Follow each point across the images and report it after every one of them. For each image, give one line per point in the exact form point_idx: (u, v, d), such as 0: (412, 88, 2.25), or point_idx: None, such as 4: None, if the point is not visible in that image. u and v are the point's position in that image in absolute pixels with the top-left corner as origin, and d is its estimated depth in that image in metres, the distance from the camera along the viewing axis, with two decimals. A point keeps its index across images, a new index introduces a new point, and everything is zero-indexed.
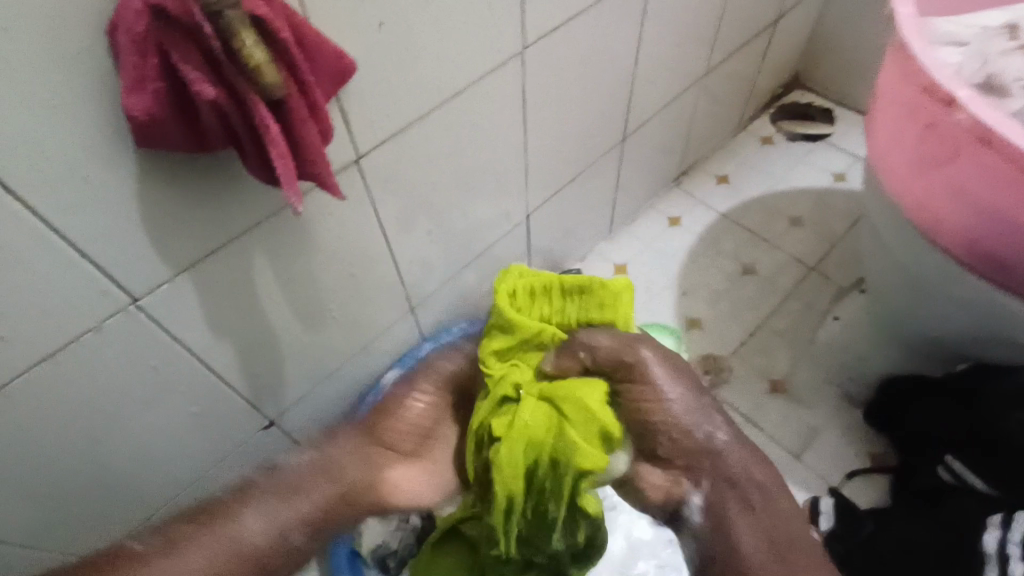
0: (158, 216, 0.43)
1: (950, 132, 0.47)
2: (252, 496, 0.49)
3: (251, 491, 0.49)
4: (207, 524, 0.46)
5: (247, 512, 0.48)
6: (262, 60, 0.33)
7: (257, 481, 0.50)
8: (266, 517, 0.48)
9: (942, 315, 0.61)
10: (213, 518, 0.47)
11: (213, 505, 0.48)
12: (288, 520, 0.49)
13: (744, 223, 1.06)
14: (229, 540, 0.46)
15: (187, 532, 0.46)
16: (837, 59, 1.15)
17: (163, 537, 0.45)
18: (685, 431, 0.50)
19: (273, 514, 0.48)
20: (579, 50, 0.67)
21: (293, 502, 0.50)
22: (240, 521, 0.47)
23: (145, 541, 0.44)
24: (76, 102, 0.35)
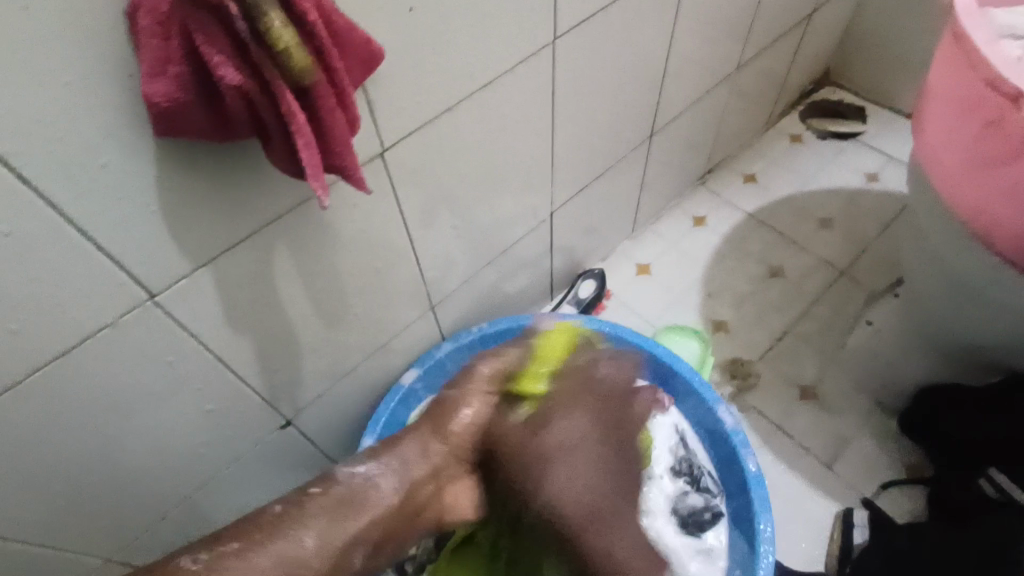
0: (176, 206, 0.41)
1: (1015, 129, 0.44)
2: (312, 517, 0.52)
3: (309, 511, 0.53)
4: (266, 543, 0.49)
5: (308, 534, 0.51)
6: (290, 42, 0.32)
7: (313, 496, 0.54)
8: (326, 541, 0.52)
9: (993, 323, 0.58)
10: (271, 541, 0.49)
11: (266, 521, 0.51)
12: (354, 546, 0.54)
13: (771, 224, 1.03)
14: (291, 558, 0.49)
15: (245, 548, 0.48)
16: (871, 54, 1.11)
17: (218, 550, 0.47)
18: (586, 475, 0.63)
19: (335, 542, 0.52)
20: (612, 41, 0.65)
21: (346, 521, 0.54)
22: (298, 542, 0.50)
23: (197, 558, 0.46)
24: (94, 85, 0.33)
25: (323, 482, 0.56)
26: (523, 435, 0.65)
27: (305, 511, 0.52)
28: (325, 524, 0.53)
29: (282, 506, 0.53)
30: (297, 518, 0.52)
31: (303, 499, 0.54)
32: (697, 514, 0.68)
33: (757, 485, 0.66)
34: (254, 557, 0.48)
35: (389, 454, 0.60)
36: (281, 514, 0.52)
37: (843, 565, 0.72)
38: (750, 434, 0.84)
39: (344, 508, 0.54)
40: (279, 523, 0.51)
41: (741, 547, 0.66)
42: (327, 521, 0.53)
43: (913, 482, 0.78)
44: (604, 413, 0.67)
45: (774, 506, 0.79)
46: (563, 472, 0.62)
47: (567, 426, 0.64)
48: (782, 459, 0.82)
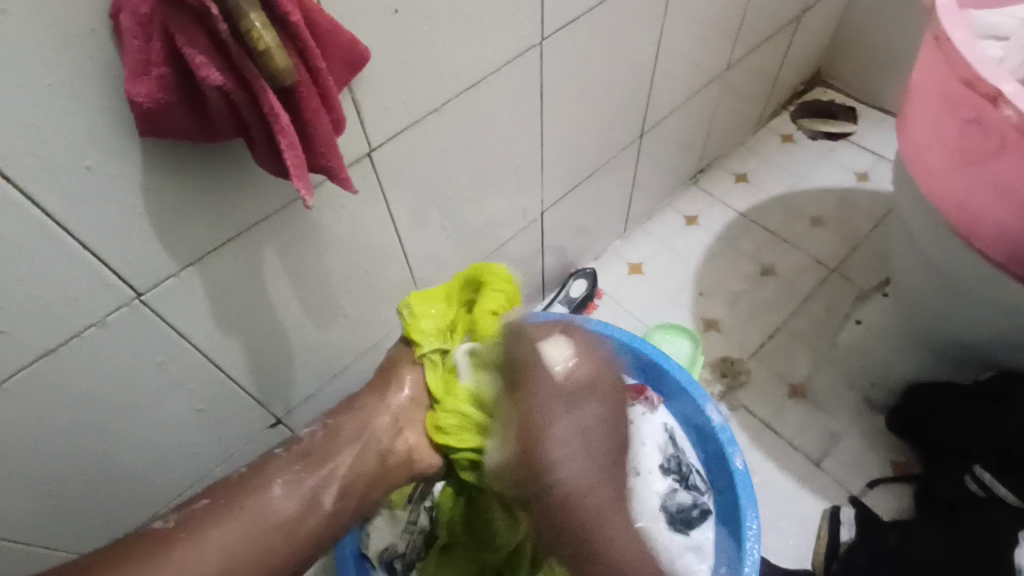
0: (164, 206, 0.41)
1: (996, 129, 0.45)
2: (278, 469, 0.52)
3: (274, 472, 0.51)
4: (235, 503, 0.49)
5: (276, 484, 0.50)
6: (271, 42, 0.31)
7: (278, 457, 0.53)
8: (290, 493, 0.50)
9: (980, 322, 0.58)
10: (240, 498, 0.49)
11: (231, 483, 0.51)
12: (319, 486, 0.51)
13: (763, 224, 1.04)
14: (254, 515, 0.48)
15: (215, 505, 0.49)
16: (862, 54, 1.12)
17: (187, 509, 0.49)
18: (579, 447, 0.49)
19: (302, 486, 0.51)
20: (600, 41, 0.65)
21: (307, 470, 0.52)
22: (264, 492, 0.50)
23: (168, 519, 0.48)
24: (75, 84, 0.33)
25: (287, 444, 0.54)
26: (550, 476, 0.49)
27: (274, 466, 0.52)
28: (292, 475, 0.51)
29: (249, 469, 0.52)
30: (261, 477, 0.51)
31: (269, 461, 0.53)
32: (685, 512, 0.69)
33: (743, 481, 0.66)
34: (225, 513, 0.48)
35: (350, 415, 0.56)
36: (250, 476, 0.51)
37: (830, 562, 0.72)
38: (740, 432, 0.85)
39: (310, 457, 0.52)
40: (248, 479, 0.51)
41: (729, 545, 0.66)
42: (292, 474, 0.51)
43: (902, 479, 0.79)
44: (610, 402, 0.52)
45: (765, 503, 0.80)
46: (607, 493, 0.50)
47: (589, 448, 0.50)
48: (773, 457, 0.82)
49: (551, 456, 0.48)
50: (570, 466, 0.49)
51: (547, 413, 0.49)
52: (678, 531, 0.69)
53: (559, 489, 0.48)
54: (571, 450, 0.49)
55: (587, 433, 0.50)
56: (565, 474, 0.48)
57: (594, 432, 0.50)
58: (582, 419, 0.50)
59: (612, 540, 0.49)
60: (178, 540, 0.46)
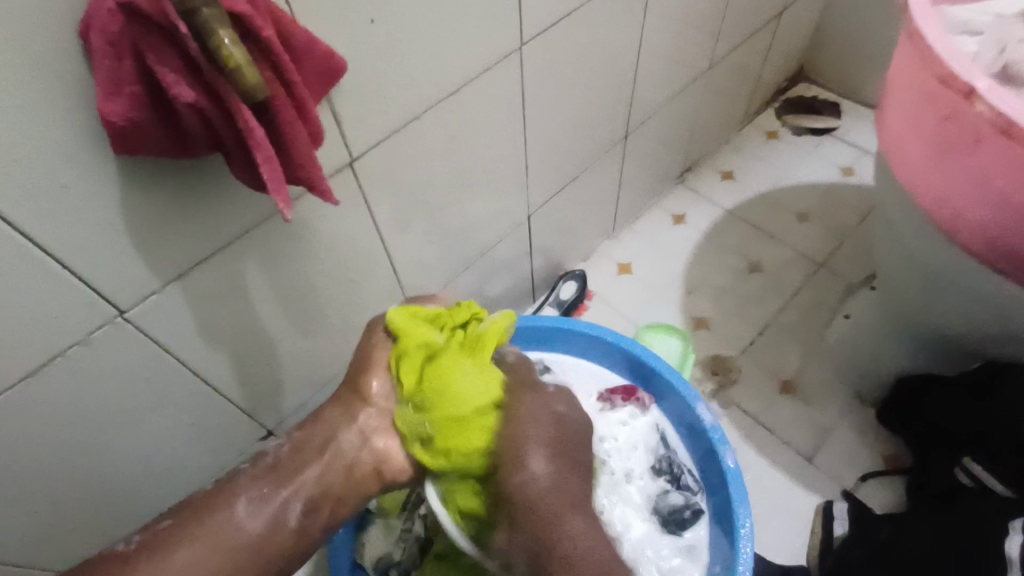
0: (142, 224, 0.41)
1: (970, 123, 0.45)
2: (241, 488, 0.47)
3: (240, 484, 0.47)
4: (197, 520, 0.45)
5: (239, 504, 0.46)
6: (241, 59, 0.31)
7: (243, 469, 0.49)
8: (257, 506, 0.46)
9: (959, 313, 0.59)
10: (203, 516, 0.45)
11: (198, 499, 0.47)
12: (289, 501, 0.47)
13: (750, 220, 1.04)
14: (221, 534, 0.44)
15: (166, 535, 0.44)
16: (843, 50, 1.13)
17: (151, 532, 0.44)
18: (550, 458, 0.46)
19: (266, 503, 0.46)
20: (580, 44, 0.65)
21: (273, 479, 0.48)
22: (225, 512, 0.45)
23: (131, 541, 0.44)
24: (46, 105, 0.33)
25: (255, 457, 0.50)
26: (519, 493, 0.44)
27: (238, 481, 0.48)
28: (255, 493, 0.47)
29: (214, 485, 0.48)
30: (227, 491, 0.47)
31: (233, 476, 0.48)
32: (678, 513, 0.69)
33: (736, 481, 0.66)
34: (181, 542, 0.44)
35: (319, 427, 0.51)
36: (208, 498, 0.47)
37: (824, 559, 0.72)
38: (732, 430, 0.85)
39: (275, 472, 0.48)
40: (210, 498, 0.46)
41: (721, 544, 0.66)
42: (255, 488, 0.47)
43: (890, 472, 0.79)
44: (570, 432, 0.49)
45: (758, 502, 0.80)
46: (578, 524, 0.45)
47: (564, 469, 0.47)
48: (765, 454, 0.83)
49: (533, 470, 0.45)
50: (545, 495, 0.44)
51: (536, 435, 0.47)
52: (666, 533, 0.69)
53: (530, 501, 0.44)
54: (547, 465, 0.46)
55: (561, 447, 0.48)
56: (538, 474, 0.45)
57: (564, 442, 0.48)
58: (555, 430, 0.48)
59: (571, 550, 0.44)
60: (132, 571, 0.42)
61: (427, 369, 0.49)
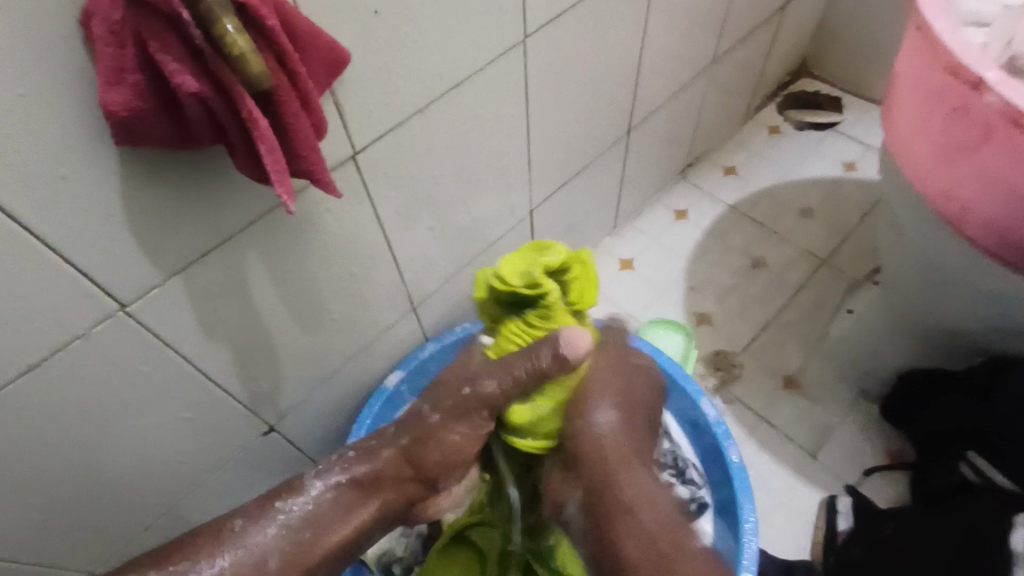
0: (142, 216, 0.41)
1: (980, 116, 0.44)
2: (265, 524, 0.52)
3: (267, 517, 0.52)
4: (216, 547, 0.50)
5: (255, 539, 0.51)
6: (246, 48, 0.30)
7: (279, 496, 0.54)
8: (279, 545, 0.51)
9: (964, 309, 0.59)
10: (218, 543, 0.50)
11: (225, 522, 0.52)
12: (315, 540, 0.52)
13: (752, 216, 1.04)
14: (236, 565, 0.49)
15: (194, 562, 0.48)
16: (846, 46, 1.13)
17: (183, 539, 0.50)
18: (611, 421, 0.53)
19: (283, 546, 0.51)
20: (584, 38, 0.65)
21: (311, 522, 0.53)
22: (257, 535, 0.51)
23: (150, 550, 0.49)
24: (47, 95, 0.33)
25: (289, 491, 0.54)
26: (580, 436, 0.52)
27: (266, 514, 0.52)
28: (282, 533, 0.52)
29: (242, 521, 0.52)
30: (251, 528, 0.51)
31: (271, 500, 0.54)
32: (684, 506, 0.69)
33: (739, 475, 0.66)
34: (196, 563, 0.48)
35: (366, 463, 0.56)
36: (241, 529, 0.51)
37: (828, 554, 0.72)
38: (734, 426, 0.85)
39: (311, 519, 0.53)
40: (237, 533, 0.51)
41: (724, 538, 0.67)
42: (286, 526, 0.52)
43: (893, 467, 0.79)
44: (632, 400, 0.56)
45: (761, 499, 0.80)
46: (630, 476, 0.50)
47: (622, 423, 0.53)
48: (768, 450, 0.83)
49: (594, 419, 0.52)
50: (601, 447, 0.51)
51: (603, 388, 0.54)
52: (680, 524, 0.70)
53: (594, 445, 0.51)
54: (609, 419, 0.53)
55: (629, 412, 0.55)
56: (602, 427, 0.52)
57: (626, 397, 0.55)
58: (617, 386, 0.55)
59: (625, 505, 0.49)
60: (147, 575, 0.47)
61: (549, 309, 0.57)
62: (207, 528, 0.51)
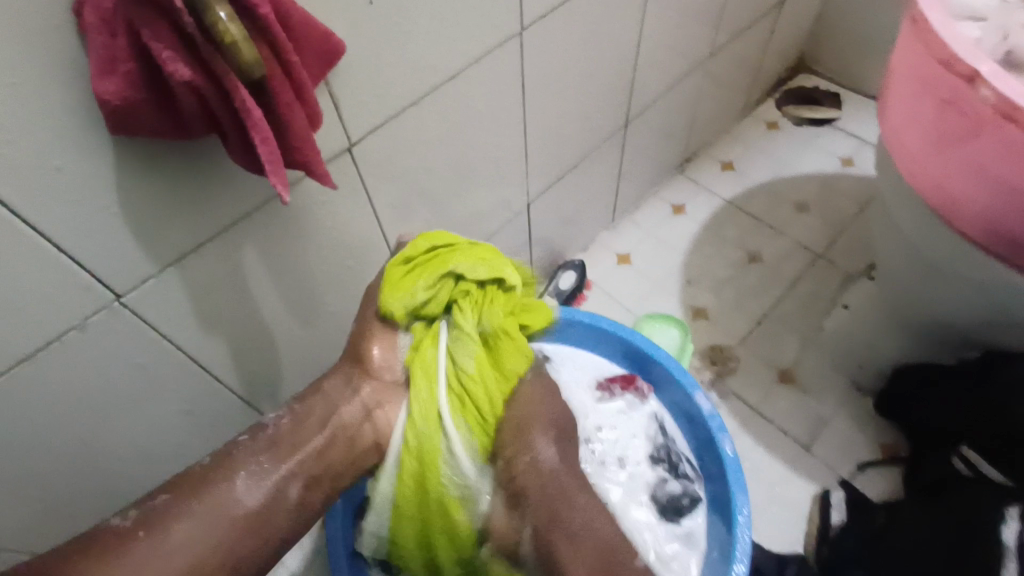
0: (137, 207, 0.41)
1: (973, 109, 0.45)
2: (243, 459, 0.47)
3: (240, 458, 0.47)
4: (198, 494, 0.44)
5: (240, 477, 0.46)
6: (238, 36, 0.30)
7: (241, 443, 0.48)
8: (256, 481, 0.46)
9: (957, 301, 0.59)
10: (201, 489, 0.45)
11: (195, 473, 0.46)
12: (287, 478, 0.47)
13: (749, 210, 1.04)
14: (223, 506, 0.44)
15: (177, 501, 0.44)
16: (844, 40, 1.13)
17: (147, 505, 0.44)
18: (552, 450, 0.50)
19: (268, 476, 0.46)
20: (579, 29, 0.65)
21: (276, 458, 0.47)
22: (227, 485, 0.45)
23: (127, 515, 0.43)
24: (38, 84, 0.32)
25: (251, 430, 0.49)
26: (523, 463, 0.49)
27: (237, 456, 0.47)
28: (256, 467, 0.47)
29: (210, 461, 0.47)
30: (224, 467, 0.46)
31: (233, 449, 0.48)
32: (675, 501, 0.69)
33: (733, 467, 0.67)
34: (186, 510, 0.43)
35: (320, 394, 0.52)
36: (212, 472, 0.46)
37: (821, 546, 0.73)
38: (730, 419, 0.85)
39: (279, 445, 0.48)
40: (208, 474, 0.46)
41: (719, 531, 0.67)
42: (255, 465, 0.47)
43: (890, 461, 0.80)
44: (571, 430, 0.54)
45: (756, 492, 0.80)
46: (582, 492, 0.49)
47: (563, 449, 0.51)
48: (763, 443, 0.83)
49: (536, 448, 0.49)
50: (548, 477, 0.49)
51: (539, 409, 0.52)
52: (662, 516, 0.69)
53: (535, 474, 0.49)
54: (549, 446, 0.50)
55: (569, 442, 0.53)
56: (545, 456, 0.49)
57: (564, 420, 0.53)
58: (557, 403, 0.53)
59: (579, 529, 0.47)
60: (137, 540, 0.42)
61: (428, 270, 0.54)
62: (189, 475, 0.46)
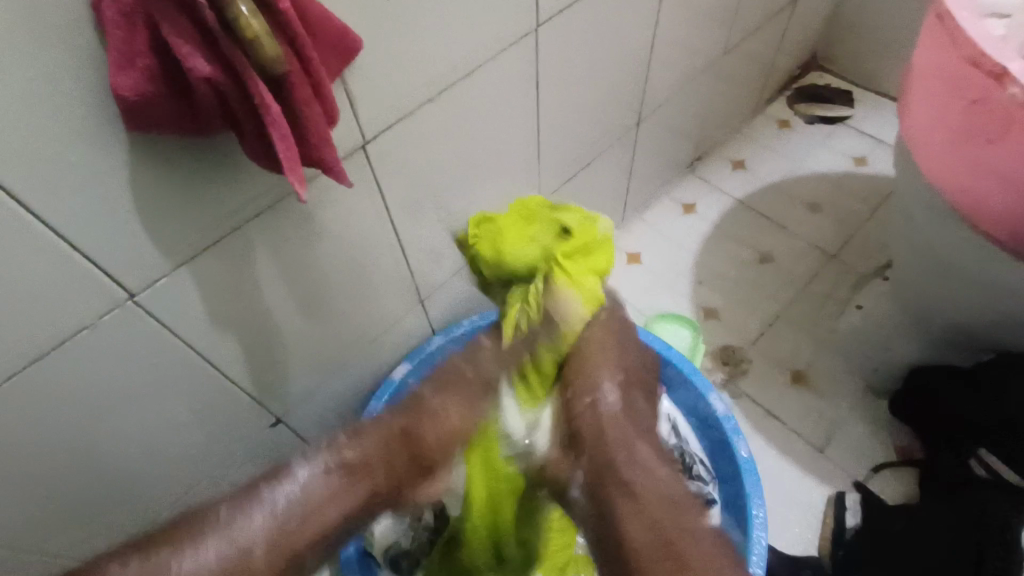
0: (152, 204, 0.40)
1: (1001, 107, 0.44)
2: (225, 517, 0.41)
3: (266, 501, 0.43)
4: (201, 543, 0.39)
5: (259, 520, 0.42)
6: (260, 31, 0.30)
7: (266, 484, 0.44)
8: (279, 535, 0.42)
9: (978, 304, 0.58)
10: (203, 537, 0.40)
11: (204, 515, 0.41)
12: (257, 538, 0.41)
13: (761, 209, 1.03)
14: (241, 558, 0.40)
15: (176, 554, 0.38)
16: (857, 39, 1.12)
17: (146, 553, 0.38)
18: (613, 395, 0.50)
19: (272, 536, 0.42)
20: (596, 26, 0.64)
21: (244, 518, 0.42)
22: (246, 524, 0.41)
23: (118, 558, 0.38)
24: (55, 81, 0.32)
25: (279, 470, 0.46)
26: (585, 402, 0.50)
27: (254, 505, 0.42)
28: (278, 521, 0.43)
29: (225, 508, 0.42)
30: (243, 515, 0.42)
31: (253, 489, 0.44)
32: (692, 500, 0.67)
33: (749, 469, 0.66)
34: (191, 561, 0.38)
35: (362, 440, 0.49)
36: (225, 518, 0.41)
37: (837, 549, 0.72)
38: (742, 421, 0.84)
39: (262, 501, 0.43)
40: (225, 520, 0.41)
41: (734, 533, 0.65)
42: (281, 516, 0.43)
43: (904, 464, 0.79)
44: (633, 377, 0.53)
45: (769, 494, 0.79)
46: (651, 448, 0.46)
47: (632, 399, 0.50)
48: (776, 445, 0.82)
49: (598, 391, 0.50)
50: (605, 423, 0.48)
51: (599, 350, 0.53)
52: (696, 508, 0.66)
53: (595, 418, 0.49)
54: (616, 392, 0.50)
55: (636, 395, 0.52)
56: (605, 398, 0.50)
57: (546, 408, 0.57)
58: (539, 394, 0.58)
59: (636, 480, 0.44)
60: None
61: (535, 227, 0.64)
62: (191, 522, 0.40)
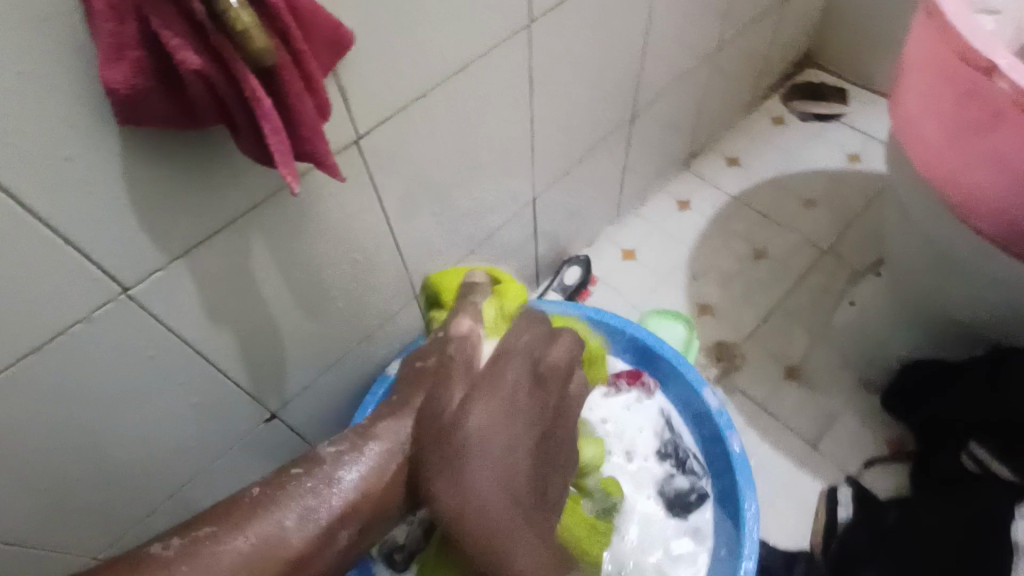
0: (147, 198, 0.41)
1: (993, 101, 0.44)
2: (268, 501, 0.45)
3: (294, 490, 0.47)
4: (245, 525, 0.44)
5: (291, 511, 0.45)
6: (250, 23, 0.30)
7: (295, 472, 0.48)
8: (310, 519, 0.45)
9: (969, 298, 0.58)
10: (251, 520, 0.44)
11: (244, 496, 0.46)
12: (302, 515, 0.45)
13: (756, 206, 1.03)
14: (268, 541, 0.44)
15: (223, 532, 0.43)
16: (850, 36, 1.12)
17: (189, 536, 0.43)
18: (478, 426, 0.49)
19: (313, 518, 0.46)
20: (589, 21, 0.64)
21: (282, 507, 0.45)
22: (280, 515, 0.45)
23: (169, 544, 0.42)
24: (48, 73, 0.32)
25: (306, 462, 0.49)
26: (438, 447, 0.49)
27: (287, 491, 0.46)
28: (307, 505, 0.46)
29: (263, 488, 0.47)
30: (277, 499, 0.46)
31: (287, 477, 0.48)
32: (683, 496, 0.69)
33: (741, 464, 0.66)
34: (229, 540, 0.43)
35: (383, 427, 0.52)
36: (259, 498, 0.46)
37: (828, 542, 0.72)
38: (737, 416, 0.85)
39: (296, 486, 0.47)
40: (261, 504, 0.45)
41: (728, 528, 0.66)
42: (310, 500, 0.46)
43: (896, 458, 0.79)
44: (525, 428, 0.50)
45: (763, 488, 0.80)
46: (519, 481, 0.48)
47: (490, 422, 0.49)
48: (770, 439, 0.83)
49: (459, 432, 0.48)
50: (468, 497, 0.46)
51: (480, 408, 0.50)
52: (672, 510, 0.69)
53: (454, 502, 0.46)
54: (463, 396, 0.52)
55: (515, 430, 0.50)
56: (471, 425, 0.48)
57: (515, 413, 0.51)
58: (505, 400, 0.51)
59: (476, 523, 0.45)
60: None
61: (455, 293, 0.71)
62: (236, 503, 0.45)
